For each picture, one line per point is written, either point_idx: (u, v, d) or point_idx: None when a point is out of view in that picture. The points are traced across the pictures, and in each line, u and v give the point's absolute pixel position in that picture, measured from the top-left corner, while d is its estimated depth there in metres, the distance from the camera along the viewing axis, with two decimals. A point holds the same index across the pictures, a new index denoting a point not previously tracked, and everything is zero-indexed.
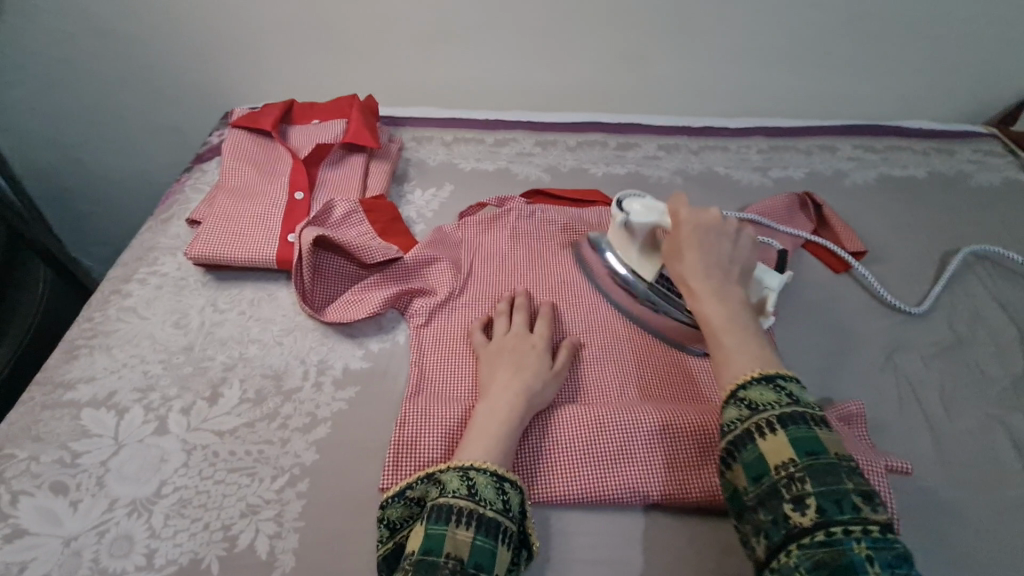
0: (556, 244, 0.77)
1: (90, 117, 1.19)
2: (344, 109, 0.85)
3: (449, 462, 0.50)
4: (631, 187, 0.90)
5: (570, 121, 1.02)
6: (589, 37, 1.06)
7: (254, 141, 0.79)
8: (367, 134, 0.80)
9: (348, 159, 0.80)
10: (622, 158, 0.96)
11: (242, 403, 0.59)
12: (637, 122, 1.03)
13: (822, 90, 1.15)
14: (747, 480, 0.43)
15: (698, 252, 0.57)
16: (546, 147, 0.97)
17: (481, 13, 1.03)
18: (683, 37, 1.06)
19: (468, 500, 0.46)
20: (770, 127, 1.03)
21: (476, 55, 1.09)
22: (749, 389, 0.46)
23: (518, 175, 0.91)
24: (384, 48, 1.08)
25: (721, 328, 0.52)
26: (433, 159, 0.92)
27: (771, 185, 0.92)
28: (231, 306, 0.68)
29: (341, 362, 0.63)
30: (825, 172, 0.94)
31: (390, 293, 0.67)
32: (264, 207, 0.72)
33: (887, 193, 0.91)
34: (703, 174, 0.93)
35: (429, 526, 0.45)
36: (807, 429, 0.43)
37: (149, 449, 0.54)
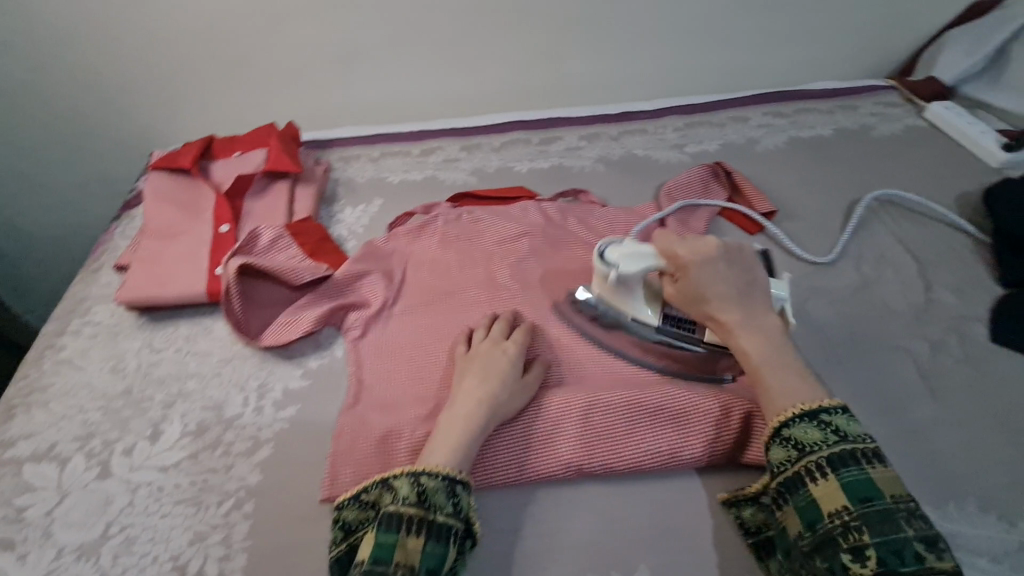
0: (484, 243, 0.79)
1: (18, 177, 1.18)
2: (264, 139, 0.87)
3: (402, 468, 0.51)
4: (555, 180, 0.94)
5: (493, 123, 1.05)
6: (503, 40, 1.10)
7: (175, 181, 0.81)
8: (287, 159, 0.82)
9: (272, 187, 0.82)
10: (545, 153, 0.99)
11: (184, 437, 0.60)
12: (557, 115, 1.06)
13: (733, 64, 1.20)
14: (801, 525, 0.47)
15: (716, 287, 0.58)
16: (472, 151, 1.00)
17: (395, 29, 1.06)
18: (592, 30, 1.10)
19: (418, 506, 0.48)
20: (684, 105, 1.07)
21: (398, 71, 1.11)
22: (793, 427, 0.49)
23: (445, 181, 0.93)
24: (305, 75, 1.10)
25: (761, 364, 0.54)
26: (361, 177, 0.94)
27: (687, 160, 0.96)
28: (167, 344, 0.69)
29: (280, 384, 0.65)
30: (739, 142, 0.99)
31: (323, 310, 0.69)
32: (191, 244, 0.74)
33: (796, 155, 0.96)
34: (623, 158, 0.97)
35: (379, 533, 0.46)
36: (858, 471, 0.46)
37: (95, 493, 0.55)
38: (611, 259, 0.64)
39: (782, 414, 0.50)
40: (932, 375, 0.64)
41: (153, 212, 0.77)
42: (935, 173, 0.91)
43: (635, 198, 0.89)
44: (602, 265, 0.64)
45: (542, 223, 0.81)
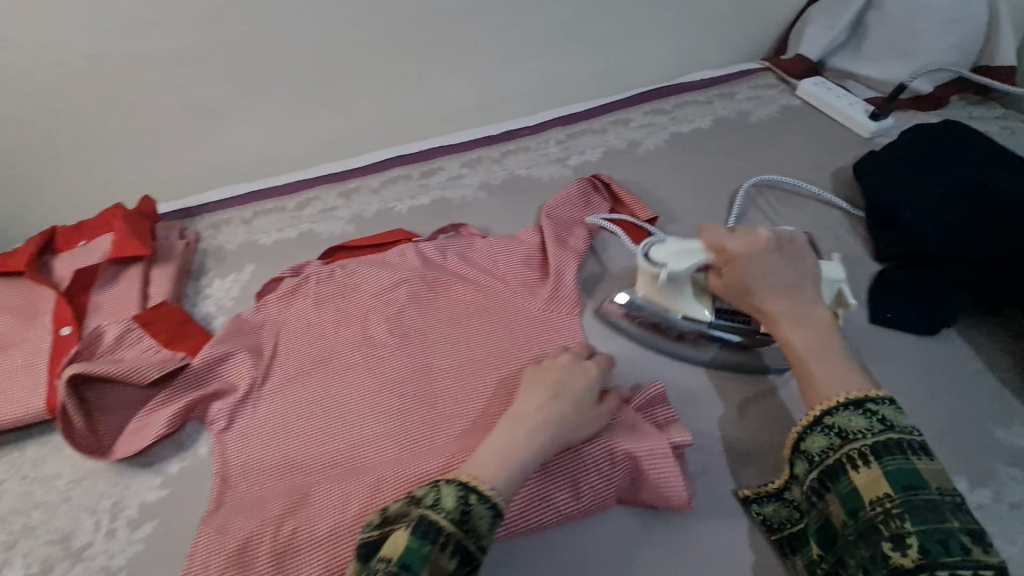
0: (358, 301, 0.86)
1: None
2: (107, 224, 0.91)
3: (459, 479, 0.58)
4: (429, 217, 1.02)
5: (372, 163, 1.11)
6: (371, 77, 1.20)
7: (6, 284, 0.84)
8: (133, 242, 0.87)
9: (119, 275, 0.87)
10: (426, 186, 1.06)
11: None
12: (439, 144, 1.14)
13: (592, 70, 1.34)
14: (846, 514, 0.58)
15: (767, 283, 0.74)
16: (349, 196, 1.06)
17: (277, 96, 1.17)
18: (453, 53, 1.21)
19: (461, 524, 0.55)
20: (561, 117, 1.17)
21: (284, 129, 1.22)
22: (839, 416, 0.61)
23: (322, 234, 1.00)
24: (188, 139, 1.18)
25: (812, 355, 0.67)
26: (231, 243, 0.99)
27: (569, 174, 1.06)
28: (12, 474, 0.73)
29: (135, 500, 0.71)
30: (595, 160, 1.06)
31: (193, 402, 0.75)
32: (27, 356, 0.77)
33: (671, 152, 1.08)
34: (506, 181, 1.06)
35: (416, 533, 0.53)
36: (907, 462, 0.56)
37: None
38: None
39: (830, 402, 0.62)
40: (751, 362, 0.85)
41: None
42: (792, 156, 1.10)
43: (519, 220, 1.00)
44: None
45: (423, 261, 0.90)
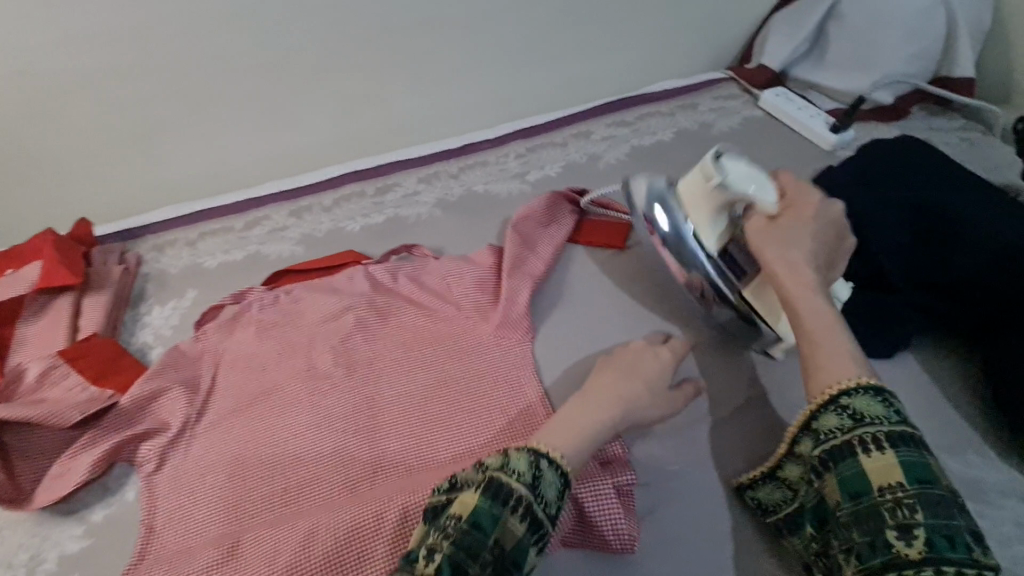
0: (443, 285, 0.76)
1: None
2: (38, 248, 0.75)
3: (858, 383, 0.48)
4: (478, 211, 0.89)
5: (441, 149, 1.00)
6: (409, 76, 1.00)
7: None
8: (61, 272, 0.72)
9: (45, 307, 0.72)
10: (505, 171, 0.95)
11: None
12: (519, 127, 1.03)
13: (680, 26, 1.11)
14: (842, 495, 0.45)
15: (807, 245, 0.57)
16: (430, 181, 0.95)
17: (286, 87, 0.95)
18: (500, 40, 1.01)
19: (903, 424, 0.46)
20: (618, 100, 1.06)
21: (293, 128, 1.00)
22: (855, 398, 0.47)
23: (408, 219, 0.88)
24: (216, 110, 0.94)
25: (822, 331, 0.52)
26: (319, 230, 0.88)
27: (637, 153, 0.96)
28: None
29: (56, 551, 0.56)
30: (658, 142, 0.97)
31: (237, 434, 0.63)
32: None
33: (748, 134, 0.97)
34: (575, 162, 0.95)
35: (902, 455, 0.44)
36: (916, 455, 0.44)
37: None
38: (712, 167, 0.62)
39: (845, 383, 0.48)
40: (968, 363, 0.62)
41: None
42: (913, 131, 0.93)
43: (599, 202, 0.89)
44: (710, 168, 0.62)
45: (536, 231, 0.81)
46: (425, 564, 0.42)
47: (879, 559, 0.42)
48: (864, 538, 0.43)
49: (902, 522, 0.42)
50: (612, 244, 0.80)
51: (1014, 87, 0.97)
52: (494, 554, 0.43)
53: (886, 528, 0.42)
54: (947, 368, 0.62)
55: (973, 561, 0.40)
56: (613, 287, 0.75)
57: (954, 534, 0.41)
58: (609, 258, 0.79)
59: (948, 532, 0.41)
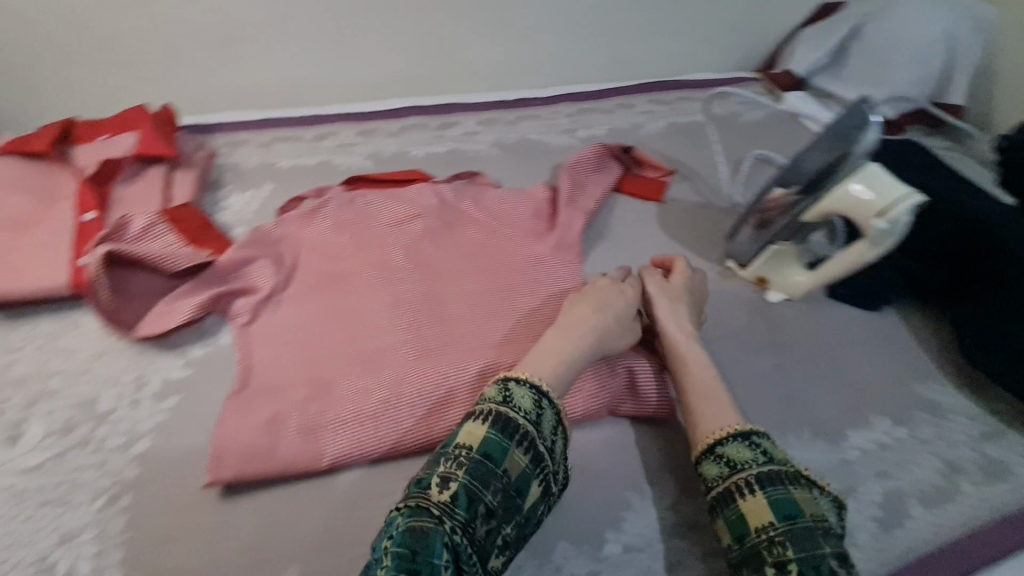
0: (506, 209, 0.84)
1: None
2: (135, 121, 0.81)
3: (727, 431, 0.53)
4: (532, 155, 0.98)
5: (497, 99, 1.09)
6: (474, 27, 1.08)
7: (29, 165, 0.73)
8: (162, 144, 0.78)
9: (143, 172, 0.77)
10: (556, 126, 1.05)
11: (49, 436, 0.57)
12: (568, 90, 1.12)
13: (719, 27, 1.24)
14: (731, 538, 0.48)
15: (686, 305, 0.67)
16: (488, 125, 1.04)
17: (364, 19, 1.02)
18: (562, 8, 1.11)
19: (771, 466, 0.50)
20: (658, 82, 1.17)
21: (361, 56, 1.07)
22: (726, 446, 0.52)
23: (469, 152, 0.97)
24: (296, 30, 1.00)
25: (702, 388, 0.59)
26: (386, 150, 0.96)
27: (675, 127, 1.06)
28: (28, 342, 0.64)
29: (159, 375, 0.63)
30: (693, 121, 1.08)
31: (319, 298, 0.71)
32: (50, 232, 0.68)
33: (772, 125, 1.09)
34: (618, 127, 1.06)
35: (771, 493, 0.48)
36: (784, 490, 0.48)
37: (49, 494, 0.53)
38: (892, 215, 0.60)
39: (715, 434, 0.54)
40: (940, 320, 0.75)
41: (49, 204, 0.71)
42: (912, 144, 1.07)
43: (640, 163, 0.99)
44: (889, 209, 0.60)
45: (590, 167, 0.90)
46: (438, 490, 0.46)
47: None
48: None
49: (778, 560, 0.44)
50: (652, 197, 0.90)
51: (993, 122, 1.14)
52: (502, 482, 0.48)
53: (765, 567, 0.45)
54: (922, 323, 0.75)
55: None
56: (652, 230, 0.86)
57: (824, 564, 0.43)
58: (648, 207, 0.89)
59: (818, 564, 0.43)
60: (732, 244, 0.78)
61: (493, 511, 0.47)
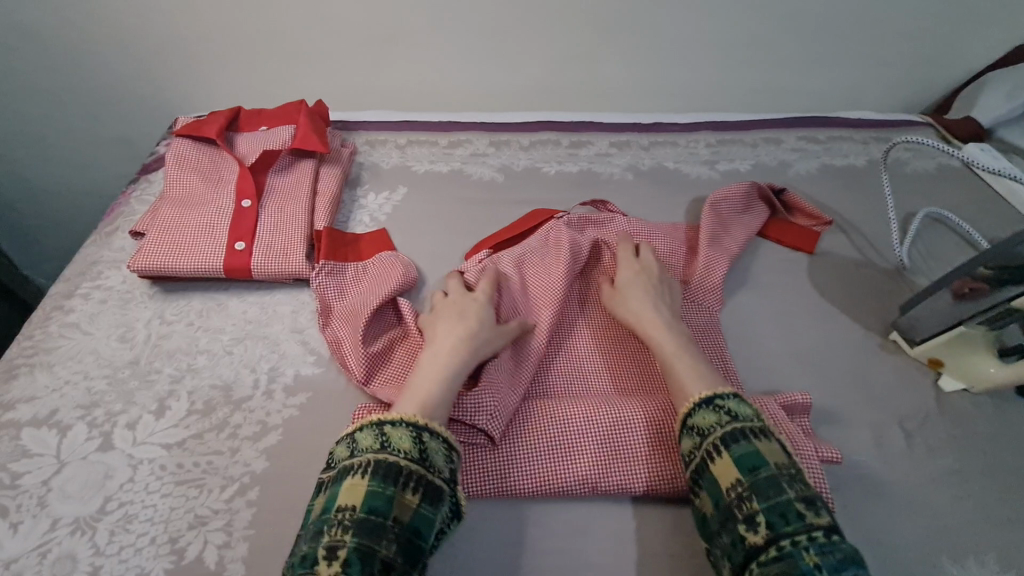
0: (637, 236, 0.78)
1: (56, 97, 1.07)
2: (292, 115, 0.85)
3: (693, 399, 0.54)
4: (668, 185, 0.92)
5: (632, 121, 1.04)
6: (619, 43, 1.05)
7: (199, 150, 0.78)
8: (314, 139, 0.80)
9: (295, 166, 0.80)
10: (693, 155, 0.98)
11: (191, 414, 0.59)
12: (708, 118, 1.05)
13: (888, 61, 1.11)
14: (709, 506, 0.48)
15: (641, 295, 0.67)
16: (621, 147, 0.99)
17: (509, 29, 1.02)
18: (716, 29, 1.04)
19: (735, 424, 0.51)
20: (810, 117, 1.07)
21: (503, 64, 1.07)
22: (694, 416, 0.53)
23: (601, 175, 0.93)
24: (443, 36, 1.02)
25: (673, 354, 0.60)
26: (516, 164, 0.95)
27: (828, 169, 0.96)
28: (179, 317, 0.68)
29: (291, 369, 0.64)
30: (850, 166, 0.97)
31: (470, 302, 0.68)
32: (212, 215, 0.72)
33: (946, 178, 0.95)
34: (763, 163, 0.97)
35: (735, 450, 0.49)
36: (747, 445, 0.49)
37: (185, 474, 0.55)
38: None
39: (692, 398, 0.54)
40: None
41: (214, 186, 0.75)
42: None
43: None
44: None
45: (734, 207, 0.83)
46: (326, 565, 0.41)
47: (740, 557, 0.44)
48: (725, 546, 0.46)
49: (747, 514, 0.45)
50: (802, 247, 0.82)
51: None
52: (395, 534, 0.43)
53: (736, 524, 0.45)
54: None
55: (807, 529, 0.43)
56: (799, 285, 0.77)
57: (789, 511, 0.44)
58: (795, 259, 0.81)
59: (783, 510, 0.44)
60: (902, 317, 0.69)
61: (393, 569, 0.42)
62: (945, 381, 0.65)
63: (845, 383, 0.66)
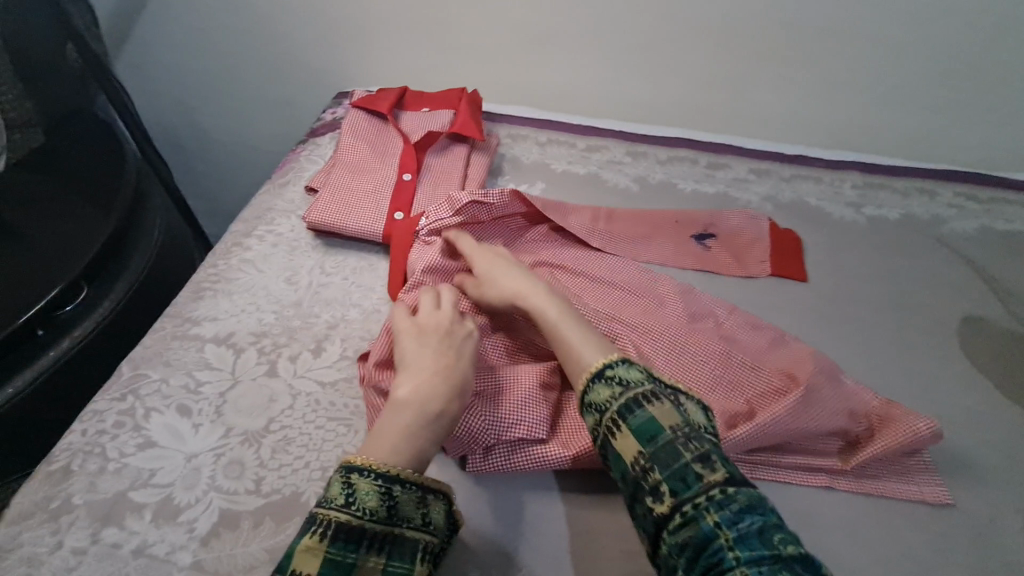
0: (743, 267, 0.81)
1: (241, 54, 1.19)
2: (453, 102, 0.90)
3: (589, 374, 0.51)
4: (808, 220, 0.90)
5: (774, 151, 1.02)
6: (776, 70, 1.04)
7: (370, 121, 0.85)
8: (472, 127, 0.85)
9: (451, 149, 0.85)
10: (837, 194, 0.95)
11: (343, 359, 0.65)
12: (856, 159, 1.02)
13: None
14: (619, 479, 0.47)
15: (508, 266, 0.65)
16: (761, 175, 0.97)
17: (664, 44, 1.03)
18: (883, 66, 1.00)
19: (629, 393, 0.49)
20: (974, 174, 1.00)
21: (651, 77, 1.08)
22: (590, 392, 0.51)
23: (739, 200, 0.92)
24: (595, 45, 1.05)
25: (555, 322, 0.57)
26: (653, 177, 0.95)
27: (987, 231, 0.90)
28: (337, 271, 0.75)
29: None
30: (1014, 231, 0.90)
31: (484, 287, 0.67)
32: (376, 183, 0.79)
33: None
34: (915, 213, 0.92)
35: (631, 420, 0.47)
36: (641, 413, 0.47)
37: (336, 412, 0.60)
38: None
39: (591, 367, 0.52)
40: None
41: (380, 157, 0.82)
42: None
43: (941, 262, 0.85)
44: None
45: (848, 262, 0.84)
46: None
47: (653, 529, 0.44)
48: (639, 517, 0.45)
49: (652, 485, 0.44)
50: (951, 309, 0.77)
51: None
52: None
53: (644, 496, 0.45)
54: None
55: (704, 489, 0.42)
56: (945, 347, 0.73)
57: (687, 474, 0.43)
58: (943, 320, 0.76)
59: (682, 476, 0.44)
60: None
61: None
62: None
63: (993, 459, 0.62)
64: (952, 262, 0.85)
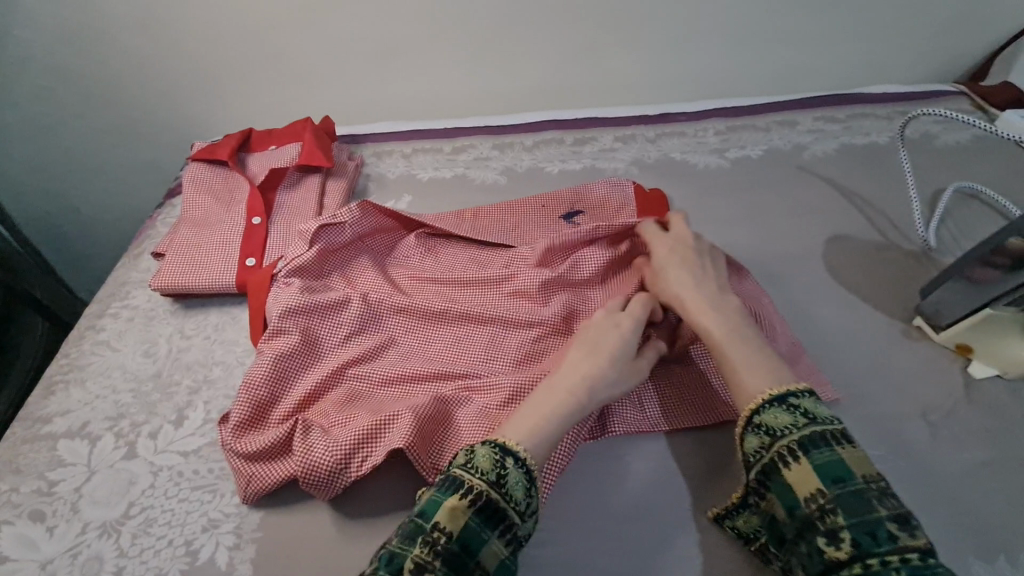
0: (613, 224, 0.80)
1: (93, 126, 1.14)
2: (298, 133, 0.88)
3: (763, 397, 0.46)
4: (674, 176, 0.90)
5: (637, 113, 1.03)
6: (622, 37, 1.04)
7: (213, 172, 0.83)
8: (319, 154, 0.83)
9: (302, 181, 0.83)
10: (701, 144, 0.96)
11: (206, 423, 0.63)
12: (717, 105, 1.02)
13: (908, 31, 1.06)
14: (781, 511, 0.42)
15: (680, 274, 0.59)
16: (626, 142, 0.98)
17: (507, 34, 1.03)
18: (725, 8, 1.01)
19: (817, 428, 0.43)
20: (832, 96, 1.01)
21: (505, 68, 1.08)
22: (764, 413, 0.45)
23: (606, 170, 0.92)
24: (441, 49, 1.05)
25: (721, 339, 0.52)
26: (520, 166, 0.95)
27: (846, 149, 0.92)
28: (197, 332, 0.72)
29: None
30: (871, 143, 0.93)
31: (346, 321, 0.66)
32: (223, 234, 0.76)
33: (979, 151, 0.89)
34: (776, 147, 0.94)
35: (816, 457, 0.42)
36: (829, 453, 0.42)
37: (200, 480, 0.58)
38: None
39: (755, 398, 0.46)
40: None
41: (228, 207, 0.80)
42: None
43: (803, 189, 0.86)
44: None
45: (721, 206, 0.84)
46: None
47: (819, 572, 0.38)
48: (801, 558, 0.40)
49: (828, 528, 0.39)
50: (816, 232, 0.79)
51: None
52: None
53: (816, 536, 0.39)
54: None
55: (901, 551, 0.36)
56: (812, 272, 0.74)
57: (880, 529, 0.37)
58: (810, 245, 0.78)
59: (872, 529, 0.37)
60: (925, 301, 0.66)
61: None
62: (975, 367, 0.62)
63: (862, 373, 0.63)
64: (814, 187, 0.86)
